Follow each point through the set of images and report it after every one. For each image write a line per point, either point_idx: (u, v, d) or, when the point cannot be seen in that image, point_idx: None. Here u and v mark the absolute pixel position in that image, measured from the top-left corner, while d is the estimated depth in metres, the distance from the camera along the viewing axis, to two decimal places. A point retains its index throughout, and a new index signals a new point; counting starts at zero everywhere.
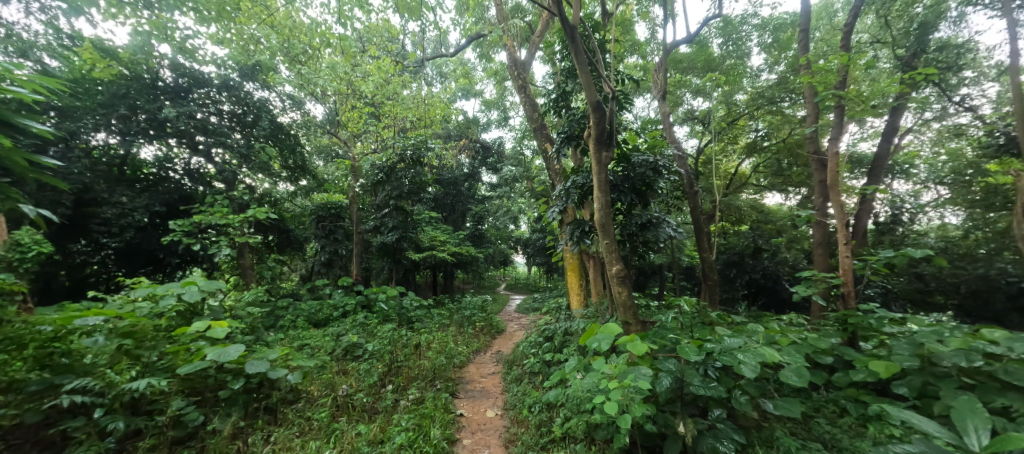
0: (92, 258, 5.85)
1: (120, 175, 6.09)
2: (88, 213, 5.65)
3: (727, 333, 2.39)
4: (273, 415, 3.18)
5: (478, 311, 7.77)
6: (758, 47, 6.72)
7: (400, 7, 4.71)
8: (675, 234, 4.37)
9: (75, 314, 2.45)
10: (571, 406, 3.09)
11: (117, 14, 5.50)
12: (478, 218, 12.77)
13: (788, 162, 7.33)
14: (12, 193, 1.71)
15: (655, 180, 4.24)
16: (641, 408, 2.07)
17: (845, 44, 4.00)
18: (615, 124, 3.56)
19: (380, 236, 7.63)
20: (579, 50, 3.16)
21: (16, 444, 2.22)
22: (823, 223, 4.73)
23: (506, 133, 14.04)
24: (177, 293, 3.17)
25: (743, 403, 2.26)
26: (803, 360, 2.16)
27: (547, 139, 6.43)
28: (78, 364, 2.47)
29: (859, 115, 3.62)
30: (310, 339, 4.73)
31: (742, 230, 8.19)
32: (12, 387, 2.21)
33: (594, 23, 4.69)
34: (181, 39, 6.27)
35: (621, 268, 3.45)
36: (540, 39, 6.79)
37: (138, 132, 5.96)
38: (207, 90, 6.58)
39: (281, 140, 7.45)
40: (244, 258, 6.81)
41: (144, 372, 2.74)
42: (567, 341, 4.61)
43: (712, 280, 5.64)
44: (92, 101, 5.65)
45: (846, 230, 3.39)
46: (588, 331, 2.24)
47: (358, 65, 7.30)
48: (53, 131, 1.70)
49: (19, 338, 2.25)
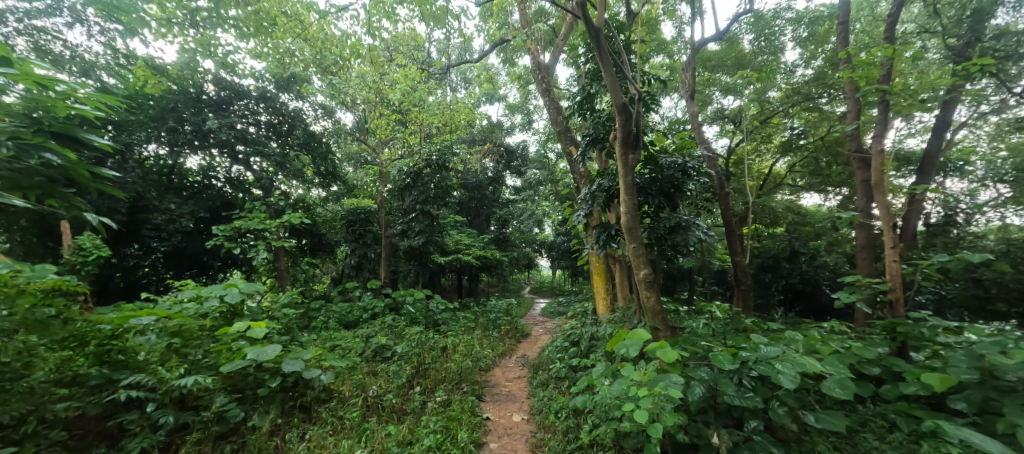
0: (144, 261, 6.28)
1: (168, 183, 6.56)
2: (141, 219, 6.07)
3: (763, 341, 2.27)
4: (307, 414, 3.28)
5: (504, 315, 7.81)
6: (793, 42, 6.39)
7: (425, 16, 4.79)
8: (707, 238, 4.24)
9: (129, 315, 2.65)
10: (599, 413, 3.05)
11: (166, 34, 5.90)
12: (502, 221, 12.88)
13: (826, 161, 6.80)
14: (76, 202, 1.88)
15: (684, 183, 4.13)
16: (673, 418, 2.00)
17: (890, 35, 3.77)
18: (642, 125, 3.50)
19: (408, 240, 7.83)
20: (604, 53, 3.12)
21: (79, 434, 2.47)
22: (866, 225, 4.49)
23: (531, 136, 14.13)
24: (220, 295, 3.35)
25: (781, 415, 2.14)
26: (848, 370, 2.03)
27: (572, 143, 6.38)
28: (133, 360, 2.69)
29: (907, 109, 3.39)
30: (341, 339, 4.90)
31: (778, 233, 7.83)
32: (75, 381, 2.47)
33: (619, 24, 4.65)
34: (223, 54, 6.69)
35: (649, 272, 3.38)
36: (565, 42, 6.79)
37: (184, 143, 6.40)
38: (246, 102, 7.11)
39: (314, 148, 7.92)
40: (280, 262, 7.15)
41: (190, 369, 2.87)
42: (594, 347, 4.55)
43: (746, 285, 5.43)
44: (144, 116, 6.14)
45: (894, 233, 3.17)
46: (616, 337, 2.19)
47: (387, 73, 7.72)
48: (112, 143, 1.86)
49: (81, 335, 2.49)
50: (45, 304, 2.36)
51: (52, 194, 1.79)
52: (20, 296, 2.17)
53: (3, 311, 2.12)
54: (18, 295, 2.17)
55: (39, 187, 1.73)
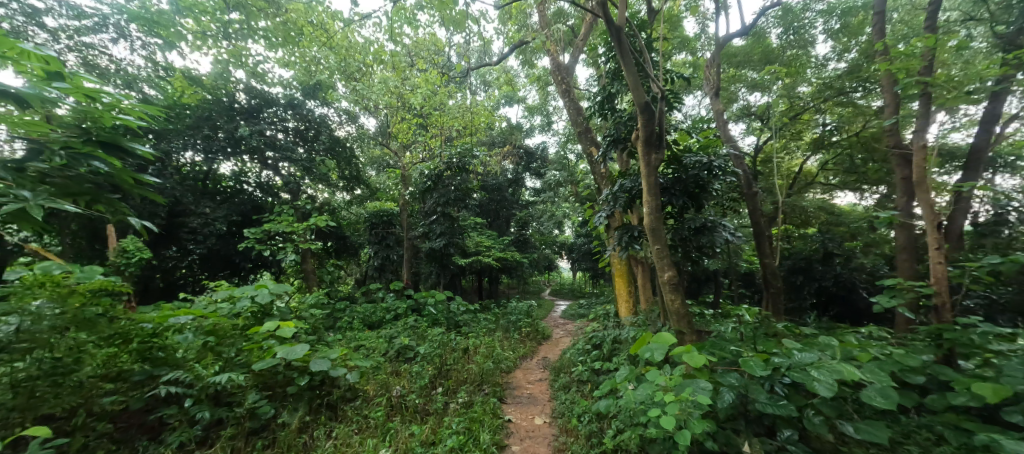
0: (181, 263, 6.60)
1: (203, 188, 6.91)
2: (179, 223, 6.40)
3: (796, 346, 2.18)
4: (334, 412, 3.35)
5: (525, 317, 7.80)
6: (824, 35, 6.14)
7: (445, 21, 4.82)
8: (734, 239, 4.11)
9: (168, 314, 2.79)
10: (624, 418, 3.00)
11: (201, 46, 6.18)
12: (523, 223, 12.88)
13: (862, 158, 6.43)
14: (120, 208, 1.99)
15: (709, 182, 4.02)
16: (701, 425, 1.94)
17: (931, 24, 3.56)
18: (664, 124, 3.43)
19: (429, 242, 7.96)
20: (625, 52, 3.08)
21: (123, 427, 2.61)
22: (907, 225, 4.27)
23: (550, 137, 14.07)
24: (251, 295, 3.45)
25: (816, 424, 2.03)
26: (890, 379, 1.93)
27: (593, 143, 6.31)
28: (172, 357, 2.82)
29: (951, 102, 3.19)
30: (365, 339, 5.01)
31: (810, 234, 7.53)
32: (121, 376, 2.62)
33: (640, 22, 4.55)
34: (254, 64, 6.96)
35: (673, 275, 3.31)
36: (584, 42, 6.73)
37: (218, 150, 6.73)
38: (275, 109, 7.40)
39: (339, 153, 8.14)
40: (307, 263, 7.37)
41: (225, 367, 3.01)
42: (617, 350, 4.48)
43: (776, 288, 5.24)
44: (181, 124, 6.47)
45: (939, 234, 3.00)
46: (639, 341, 2.13)
47: (408, 78, 7.77)
48: (152, 151, 1.98)
49: (126, 333, 2.67)
50: (93, 303, 2.54)
51: (98, 200, 1.89)
52: (71, 296, 2.39)
53: (57, 309, 2.33)
54: (69, 295, 2.39)
55: (89, 193, 1.83)
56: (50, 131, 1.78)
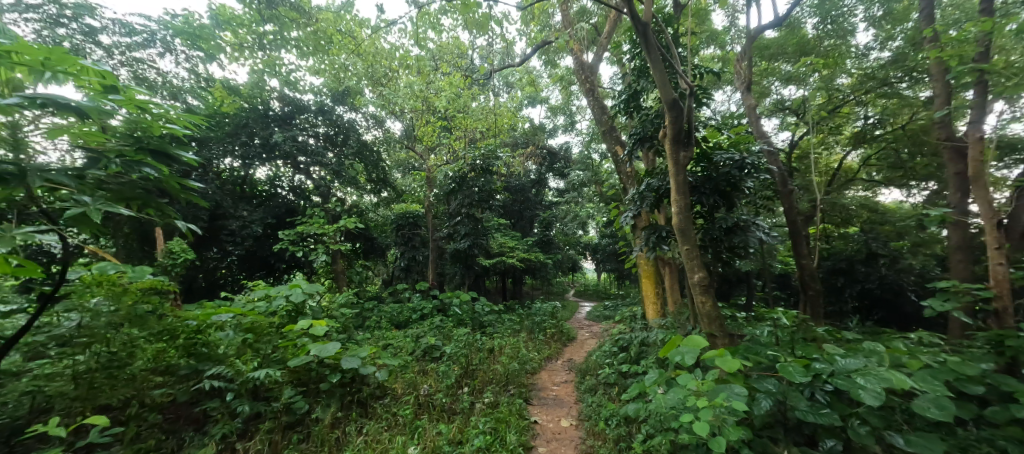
0: (221, 263, 6.96)
1: (241, 192, 7.32)
2: (219, 226, 6.77)
3: (839, 352, 2.06)
4: (364, 409, 3.43)
5: (549, 318, 7.78)
6: (865, 23, 5.82)
7: (469, 24, 4.88)
8: (769, 239, 3.93)
9: (211, 312, 2.90)
10: (654, 423, 2.92)
11: (239, 57, 6.50)
12: (547, 224, 12.86)
13: (908, 152, 6.01)
14: (166, 210, 2.09)
15: (742, 180, 3.86)
16: (736, 432, 1.87)
17: (988, 7, 3.31)
18: (693, 121, 3.33)
19: (454, 242, 8.05)
20: (652, 48, 3.00)
21: (172, 418, 2.78)
22: (961, 223, 3.98)
23: (574, 137, 13.97)
24: (286, 294, 3.56)
25: (862, 434, 1.90)
26: (944, 388, 1.80)
27: (618, 142, 6.21)
28: (214, 353, 2.96)
29: (1012, 90, 2.94)
30: (393, 339, 5.11)
31: (851, 234, 7.14)
32: (168, 370, 2.78)
33: (667, 17, 4.43)
34: (287, 73, 7.28)
35: (704, 276, 3.21)
36: (609, 40, 6.64)
37: (255, 156, 7.06)
38: (307, 115, 7.72)
39: (366, 156, 8.37)
40: (337, 264, 7.60)
41: (262, 363, 3.11)
42: (644, 353, 4.38)
43: (813, 290, 5.00)
44: (222, 132, 6.82)
45: (1000, 231, 2.80)
46: (668, 344, 2.06)
47: (432, 82, 7.87)
48: (196, 158, 2.09)
49: (173, 330, 2.84)
50: (144, 301, 2.74)
51: (148, 204, 2.00)
52: (124, 294, 2.62)
53: (112, 307, 2.58)
54: (123, 293, 2.62)
55: (139, 198, 1.93)
56: (107, 141, 1.91)
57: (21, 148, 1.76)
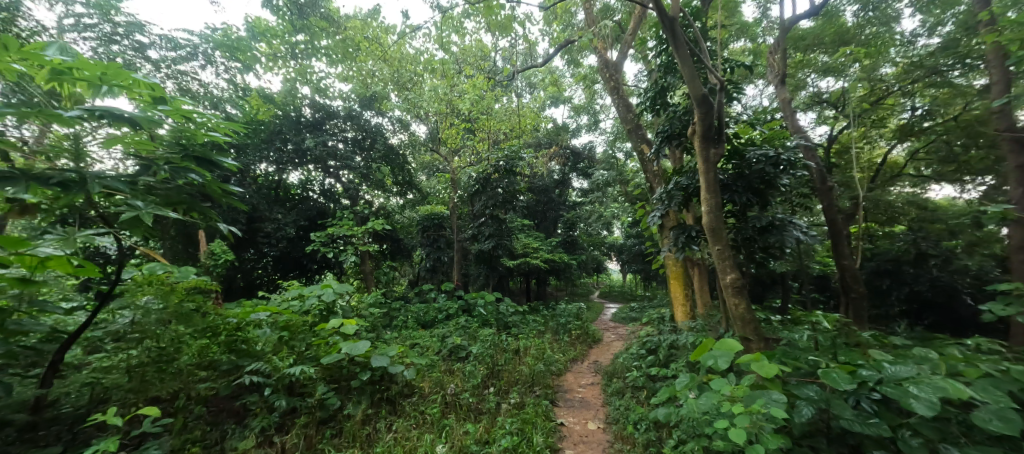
0: (257, 264, 7.29)
1: (276, 196, 7.66)
2: (256, 228, 7.09)
3: (887, 358, 1.94)
4: (393, 406, 3.50)
5: (575, 319, 7.70)
6: (911, 8, 5.47)
7: (492, 27, 4.91)
8: (808, 238, 3.74)
9: (250, 311, 3.13)
10: (686, 428, 2.85)
11: (273, 66, 6.79)
12: (570, 224, 12.75)
13: (962, 144, 5.58)
14: (210, 214, 2.21)
15: (777, 177, 3.71)
16: (775, 440, 1.78)
17: None
18: (724, 117, 3.22)
19: (478, 244, 8.09)
20: (679, 42, 2.92)
21: (214, 410, 2.92)
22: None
23: (598, 137, 13.80)
24: (318, 294, 3.70)
25: (915, 447, 1.77)
26: (1008, 398, 1.66)
27: (644, 140, 6.09)
28: (252, 350, 3.14)
29: None
30: (420, 338, 5.20)
31: (897, 233, 6.71)
32: (211, 366, 2.93)
33: (695, 10, 4.29)
34: (317, 80, 7.56)
35: (736, 277, 3.10)
36: (634, 38, 6.50)
37: (288, 161, 7.42)
38: (336, 121, 7.97)
39: (393, 160, 8.57)
40: (365, 264, 7.81)
41: (297, 360, 3.25)
42: (674, 356, 4.28)
43: (856, 293, 4.72)
44: (258, 138, 7.18)
45: None
46: (700, 347, 1.99)
47: (456, 85, 7.95)
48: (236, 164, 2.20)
49: (215, 327, 3.03)
50: (189, 300, 2.91)
51: (193, 208, 2.13)
52: (171, 293, 2.78)
53: (161, 305, 2.73)
54: (170, 292, 2.78)
55: (185, 202, 2.06)
56: (157, 150, 2.03)
57: (83, 158, 1.93)
